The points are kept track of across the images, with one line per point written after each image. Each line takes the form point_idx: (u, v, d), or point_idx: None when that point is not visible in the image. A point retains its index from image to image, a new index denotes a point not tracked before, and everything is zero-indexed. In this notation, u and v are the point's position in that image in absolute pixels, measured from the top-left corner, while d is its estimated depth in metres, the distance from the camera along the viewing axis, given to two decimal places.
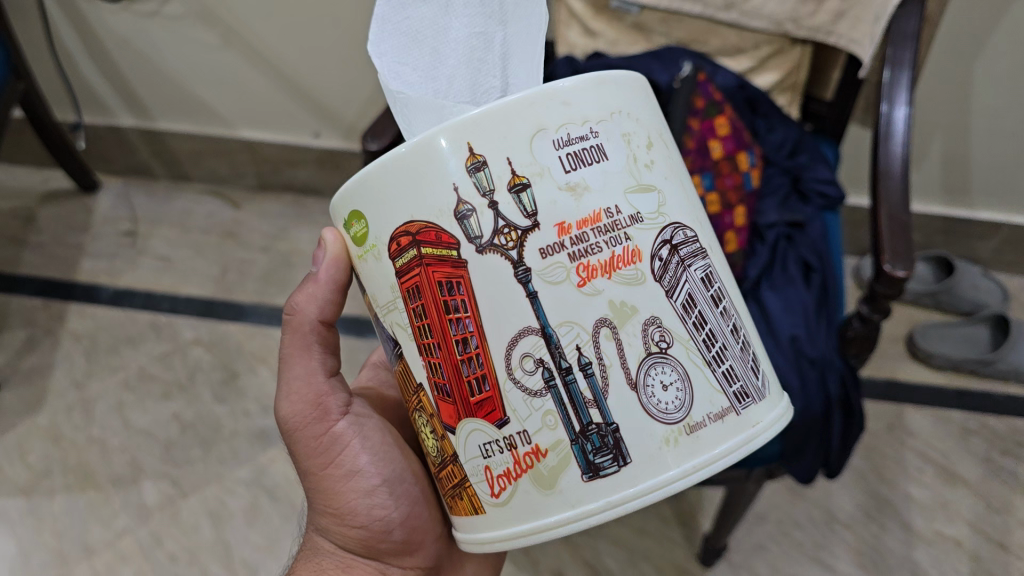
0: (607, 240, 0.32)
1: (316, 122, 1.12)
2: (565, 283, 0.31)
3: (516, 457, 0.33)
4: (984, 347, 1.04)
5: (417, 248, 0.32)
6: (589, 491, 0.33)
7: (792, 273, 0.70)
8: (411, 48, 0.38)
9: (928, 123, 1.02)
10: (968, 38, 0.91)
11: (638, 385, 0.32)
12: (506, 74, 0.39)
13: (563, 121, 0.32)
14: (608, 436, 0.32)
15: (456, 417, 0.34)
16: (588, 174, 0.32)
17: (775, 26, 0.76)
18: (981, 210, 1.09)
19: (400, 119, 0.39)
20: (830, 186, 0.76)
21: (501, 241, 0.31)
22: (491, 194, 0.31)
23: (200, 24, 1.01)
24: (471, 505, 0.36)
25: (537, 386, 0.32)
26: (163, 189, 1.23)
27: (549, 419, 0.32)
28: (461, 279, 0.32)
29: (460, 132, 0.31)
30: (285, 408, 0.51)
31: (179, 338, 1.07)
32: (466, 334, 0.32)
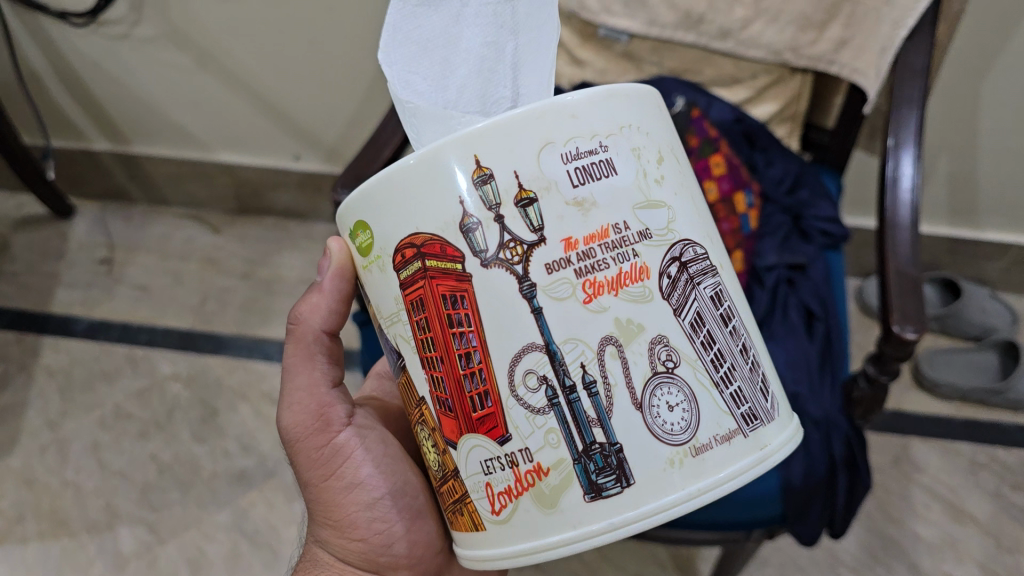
0: (615, 257, 0.30)
1: (296, 144, 1.08)
2: (570, 300, 0.30)
3: (517, 475, 0.31)
4: (993, 375, 1.00)
5: (422, 261, 0.31)
6: (591, 513, 0.31)
7: (794, 323, 0.66)
8: (421, 58, 0.36)
9: (934, 145, 0.97)
10: (976, 58, 0.86)
11: (643, 406, 0.31)
12: (517, 84, 0.35)
13: (573, 133, 0.30)
14: (611, 455, 0.31)
15: (457, 432, 0.33)
16: (597, 189, 0.30)
17: (773, 55, 0.72)
18: (990, 232, 1.04)
19: (408, 128, 0.36)
20: (836, 225, 0.73)
21: (506, 256, 0.30)
22: (498, 208, 0.30)
23: (172, 47, 0.98)
24: (471, 521, 0.34)
25: (540, 404, 0.30)
26: (140, 213, 1.19)
27: (552, 437, 0.31)
28: (465, 294, 0.30)
29: (468, 143, 0.29)
30: (286, 418, 0.50)
31: (156, 374, 1.03)
32: (469, 349, 0.31)
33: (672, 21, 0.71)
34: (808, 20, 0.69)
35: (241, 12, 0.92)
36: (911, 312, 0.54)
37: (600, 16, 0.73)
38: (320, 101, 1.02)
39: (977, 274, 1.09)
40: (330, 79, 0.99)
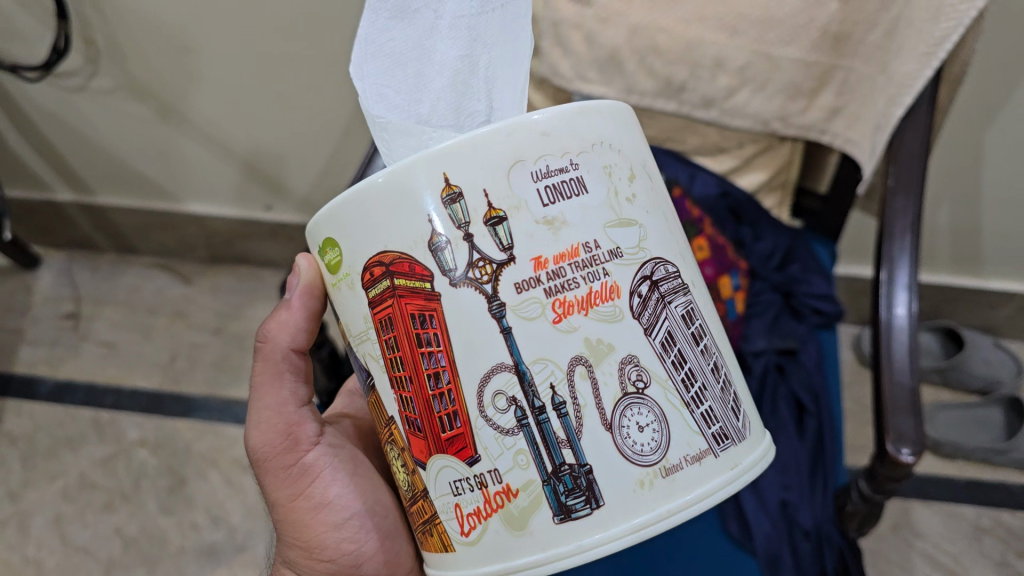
0: (585, 275, 0.30)
1: (267, 195, 1.04)
2: (540, 319, 0.29)
3: (485, 496, 0.31)
4: (998, 432, 0.96)
5: (391, 279, 0.31)
6: (560, 536, 0.30)
7: (783, 417, 0.62)
8: (394, 70, 0.37)
9: (935, 195, 0.92)
10: (980, 111, 0.81)
11: (613, 427, 0.30)
12: (490, 98, 0.37)
13: (542, 152, 0.30)
14: (581, 477, 0.30)
15: (426, 453, 0.32)
16: (566, 208, 0.30)
17: (761, 125, 0.67)
18: (994, 280, 0.99)
19: (380, 142, 0.38)
20: (828, 303, 0.68)
21: (474, 275, 0.29)
22: (467, 226, 0.29)
23: (132, 99, 0.93)
24: (440, 542, 0.33)
25: (510, 425, 0.30)
26: (108, 263, 1.15)
27: (521, 458, 0.30)
28: (433, 312, 0.30)
29: (438, 161, 0.29)
30: (255, 437, 0.51)
31: (123, 439, 0.98)
32: (437, 369, 0.30)
33: (653, 89, 0.67)
34: (798, 88, 0.64)
35: (206, 64, 0.88)
36: (908, 432, 0.50)
37: (575, 84, 0.68)
38: (293, 151, 0.98)
39: (981, 322, 1.04)
40: (300, 128, 0.95)
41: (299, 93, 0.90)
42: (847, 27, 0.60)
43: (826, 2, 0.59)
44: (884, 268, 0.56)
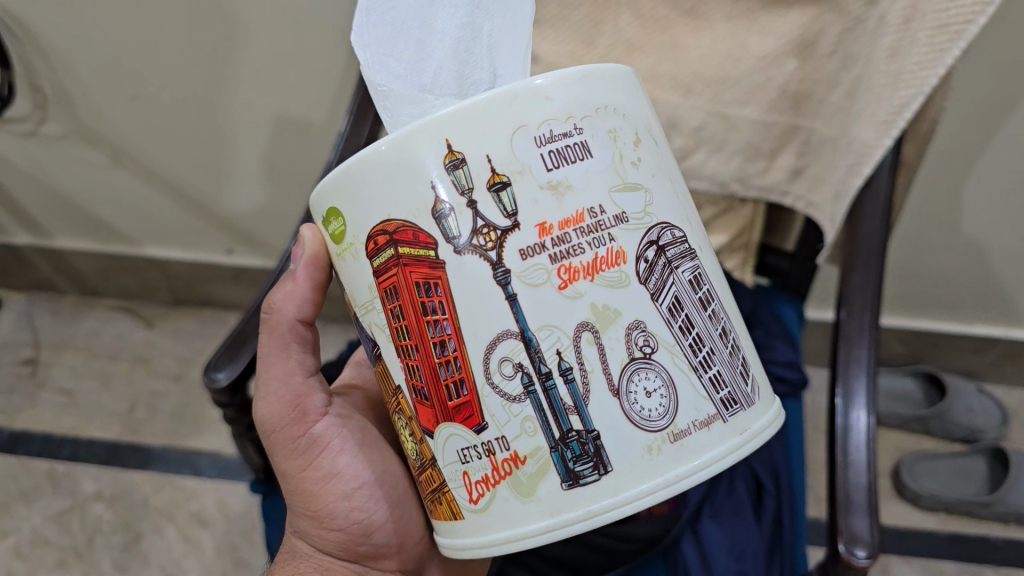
0: (591, 241, 0.30)
1: (228, 240, 1.06)
2: (546, 285, 0.29)
3: (494, 463, 0.31)
4: (982, 484, 0.92)
5: (394, 248, 0.31)
6: (569, 500, 0.31)
7: (739, 498, 0.59)
8: (396, 40, 0.39)
9: (910, 243, 0.89)
10: (956, 159, 0.78)
11: (620, 393, 0.30)
12: (494, 67, 0.39)
13: (545, 116, 0.30)
14: (589, 443, 0.30)
15: (434, 421, 0.32)
16: (571, 173, 0.30)
17: (719, 186, 0.64)
18: (976, 325, 0.97)
19: (383, 112, 0.39)
20: (792, 369, 0.65)
21: (479, 242, 0.29)
22: (470, 192, 0.29)
23: (84, 144, 0.95)
24: (449, 510, 0.33)
25: (516, 392, 0.30)
26: (69, 306, 1.17)
27: (528, 425, 0.30)
28: (438, 280, 0.30)
29: (438, 129, 0.29)
30: (263, 407, 0.49)
31: (78, 493, 0.95)
32: (443, 337, 0.31)
33: None
34: (757, 147, 0.62)
35: (152, 110, 0.89)
36: (863, 533, 0.46)
37: None
38: (250, 196, 0.98)
39: (964, 366, 1.01)
40: (258, 171, 0.95)
41: (256, 137, 0.90)
42: (808, 86, 0.58)
43: (784, 60, 0.57)
44: (838, 388, 0.51)
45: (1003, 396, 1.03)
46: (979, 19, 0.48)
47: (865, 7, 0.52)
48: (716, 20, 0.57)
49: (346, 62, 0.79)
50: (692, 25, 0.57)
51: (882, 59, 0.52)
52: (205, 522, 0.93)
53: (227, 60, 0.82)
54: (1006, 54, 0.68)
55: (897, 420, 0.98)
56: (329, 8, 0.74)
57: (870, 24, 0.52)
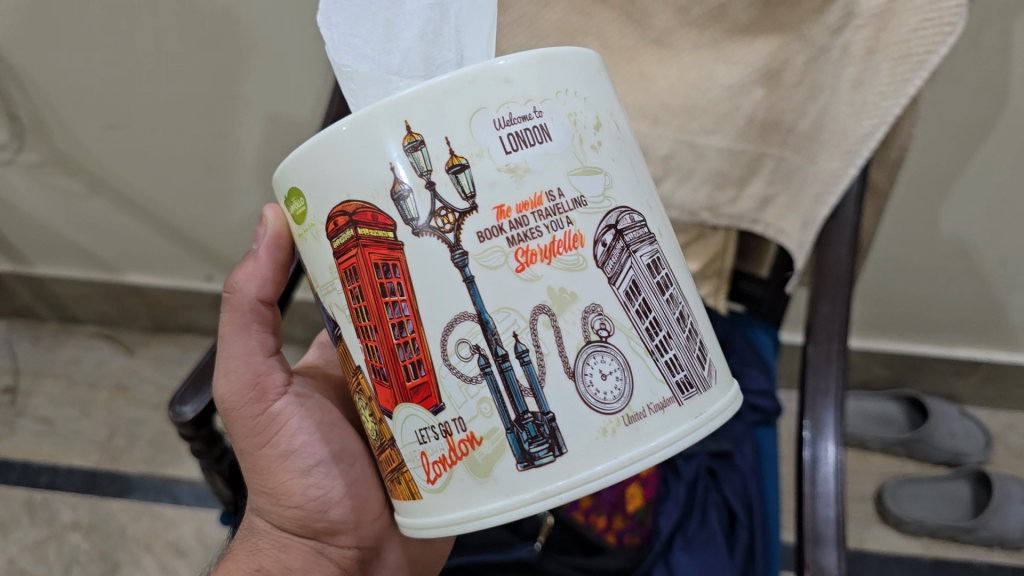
0: (548, 225, 0.30)
1: (208, 266, 1.06)
2: (503, 268, 0.29)
3: (450, 444, 0.31)
4: (964, 508, 0.91)
5: (354, 229, 0.30)
6: (524, 482, 0.30)
7: (711, 529, 0.58)
8: (364, 20, 0.39)
9: (888, 266, 0.89)
10: (930, 182, 0.78)
11: (576, 374, 0.30)
12: (459, 49, 0.40)
13: (505, 99, 0.29)
14: (544, 424, 0.30)
15: (392, 402, 0.32)
16: (530, 156, 0.30)
17: (690, 215, 0.64)
18: (957, 347, 0.97)
19: (347, 86, 0.39)
20: (766, 398, 0.65)
21: (438, 224, 0.29)
22: (429, 174, 0.29)
23: (62, 171, 0.95)
24: (408, 491, 0.33)
25: (473, 373, 0.30)
26: (50, 333, 1.17)
27: (484, 406, 0.30)
28: (397, 262, 0.30)
29: (398, 110, 0.29)
30: (220, 386, 0.48)
31: (55, 522, 0.95)
32: (402, 318, 0.31)
33: None
34: (725, 176, 0.62)
35: (132, 138, 0.90)
36: (831, 565, 0.44)
37: None
38: (229, 222, 0.98)
39: (945, 389, 1.01)
40: (235, 199, 0.95)
41: (233, 165, 0.90)
42: (775, 114, 0.58)
43: (751, 89, 0.57)
44: (807, 419, 0.50)
45: (986, 419, 1.02)
46: (941, 49, 0.47)
47: (830, 36, 0.53)
48: (682, 49, 0.57)
49: (321, 88, 0.79)
50: (658, 55, 0.58)
51: (846, 90, 0.53)
52: (183, 551, 0.92)
53: (203, 89, 0.82)
54: (976, 79, 0.68)
55: (880, 443, 0.97)
56: (300, 36, 0.74)
57: (834, 53, 0.53)
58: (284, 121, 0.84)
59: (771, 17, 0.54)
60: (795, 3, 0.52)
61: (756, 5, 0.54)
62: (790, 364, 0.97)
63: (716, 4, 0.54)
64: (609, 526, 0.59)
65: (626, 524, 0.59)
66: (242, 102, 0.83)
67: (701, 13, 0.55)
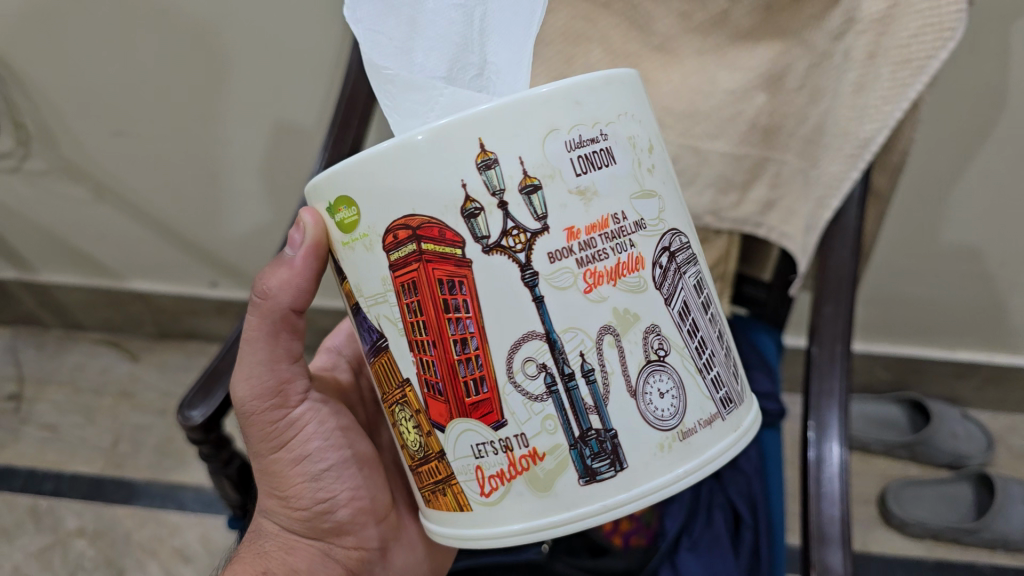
0: (614, 247, 0.30)
1: (212, 273, 1.07)
2: (571, 289, 0.30)
3: (510, 459, 0.31)
4: (967, 510, 0.92)
5: (418, 244, 0.30)
6: (584, 496, 0.31)
7: (717, 530, 0.58)
8: (387, 16, 0.36)
9: (889, 269, 0.90)
10: (931, 185, 0.79)
11: (638, 393, 0.31)
12: (484, 49, 0.35)
13: (576, 121, 0.30)
14: (607, 441, 0.31)
15: (446, 417, 0.32)
16: (598, 178, 0.30)
17: (694, 219, 0.65)
18: (959, 350, 0.97)
19: (382, 90, 0.36)
20: (772, 401, 0.65)
21: (508, 243, 0.29)
22: (502, 193, 0.29)
23: (67, 179, 0.96)
24: (455, 502, 0.33)
25: (539, 391, 0.31)
26: (54, 341, 1.18)
27: (548, 423, 0.31)
28: (464, 279, 0.30)
29: (473, 126, 0.28)
30: (241, 389, 0.47)
31: (60, 529, 0.95)
32: (465, 335, 0.30)
33: None
34: (729, 180, 0.62)
35: (137, 145, 0.90)
36: (837, 565, 0.45)
37: None
38: (234, 228, 0.99)
39: (948, 392, 1.01)
40: (239, 206, 0.95)
41: (237, 172, 0.91)
42: (777, 119, 0.58)
43: (753, 94, 0.57)
44: (812, 419, 0.51)
45: (988, 421, 1.03)
46: (941, 54, 0.48)
47: (831, 42, 0.53)
48: (684, 55, 0.58)
49: (326, 95, 0.80)
50: (661, 60, 0.58)
51: (847, 94, 0.53)
52: (189, 557, 0.92)
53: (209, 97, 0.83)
54: (975, 83, 0.69)
55: (883, 446, 0.98)
56: (305, 43, 0.75)
57: (836, 59, 0.53)
58: (289, 128, 0.84)
59: (773, 23, 0.55)
60: (797, 9, 0.53)
61: (758, 11, 0.54)
62: (793, 368, 0.97)
63: (719, 9, 0.55)
64: (615, 528, 0.59)
65: (633, 524, 0.59)
66: (246, 109, 0.83)
67: (703, 19, 0.56)
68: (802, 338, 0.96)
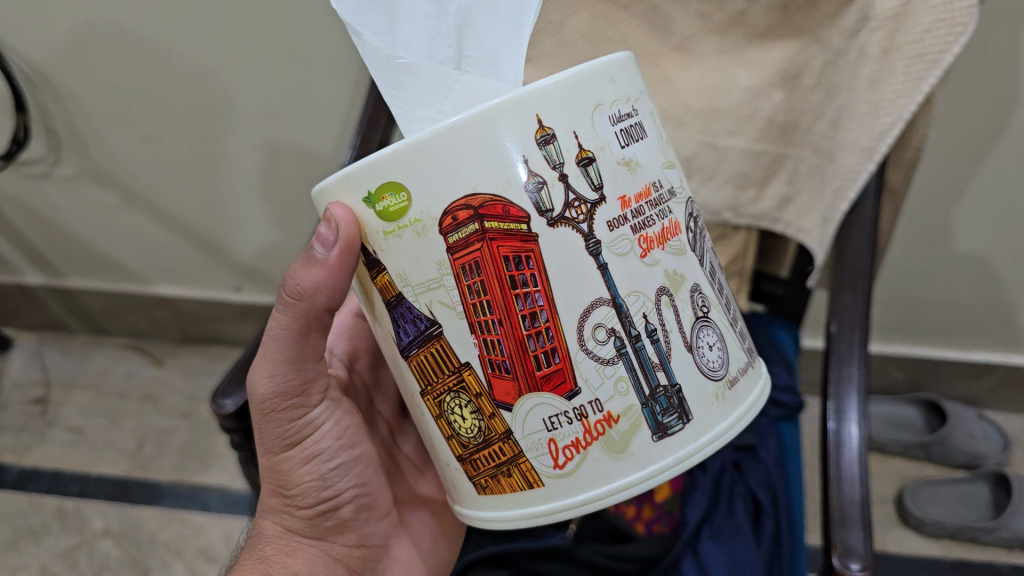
0: (658, 213, 0.33)
1: (236, 277, 1.09)
2: (630, 255, 0.32)
3: (585, 427, 0.33)
4: (984, 510, 0.92)
5: (480, 223, 0.31)
6: (658, 451, 0.34)
7: (738, 519, 0.59)
8: (368, 10, 0.36)
9: (903, 268, 0.91)
10: (944, 185, 0.80)
11: (694, 347, 0.34)
12: (460, 45, 0.37)
13: (614, 97, 0.33)
14: (673, 396, 0.34)
15: (514, 395, 0.33)
16: (638, 149, 0.33)
17: (713, 215, 0.66)
18: (974, 351, 0.98)
19: (393, 86, 0.37)
20: (789, 393, 0.67)
21: (572, 214, 0.31)
22: (561, 166, 0.31)
23: (96, 185, 0.99)
24: (524, 481, 0.35)
25: (610, 355, 0.33)
26: (80, 346, 1.21)
27: (621, 385, 0.33)
28: (530, 254, 0.31)
29: (531, 104, 0.30)
30: (263, 385, 0.46)
31: (86, 529, 0.97)
32: (534, 309, 0.32)
33: None
34: (747, 176, 0.64)
35: (163, 152, 0.93)
36: (857, 546, 0.45)
37: None
38: (258, 235, 1.01)
39: (964, 393, 1.02)
40: (263, 210, 0.98)
41: (261, 179, 0.93)
42: (794, 116, 0.60)
43: (770, 92, 0.59)
44: (831, 403, 0.52)
45: (1004, 422, 1.03)
46: (954, 48, 0.49)
47: (847, 39, 0.55)
48: (703, 55, 0.60)
49: (349, 103, 0.82)
50: (680, 60, 0.60)
51: (863, 90, 0.54)
52: (211, 556, 0.93)
53: (234, 103, 0.85)
54: (988, 84, 0.70)
55: (899, 446, 0.99)
56: (329, 50, 0.77)
57: (851, 56, 0.55)
58: (311, 133, 0.86)
59: (790, 21, 0.56)
60: (813, 8, 0.55)
61: (774, 11, 0.56)
62: (810, 368, 0.99)
63: (736, 10, 0.57)
64: (638, 516, 0.61)
65: (655, 512, 0.61)
66: (270, 114, 0.85)
67: (722, 19, 0.58)
68: (818, 339, 0.97)
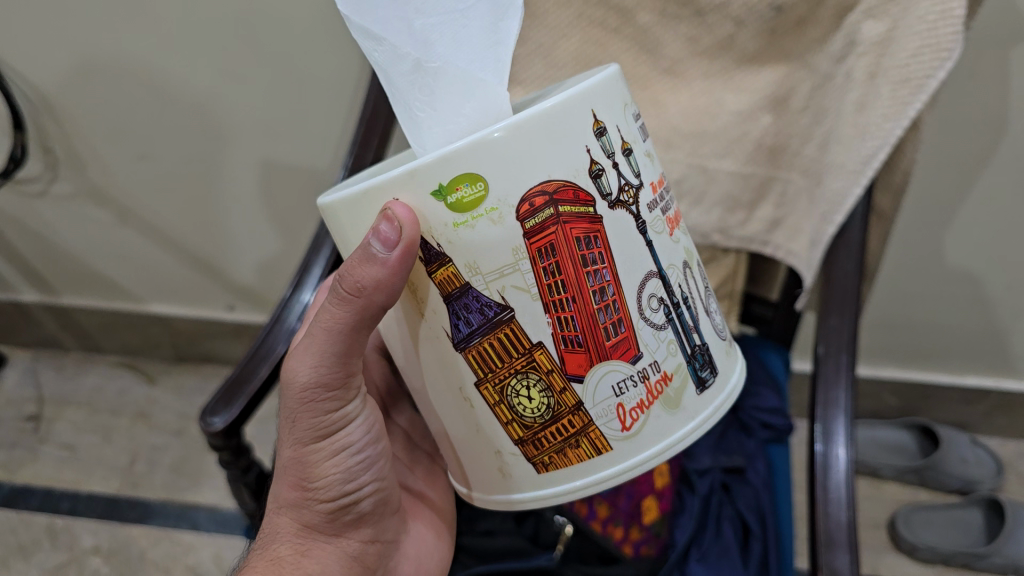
0: (670, 197, 0.37)
1: (230, 296, 1.09)
2: (664, 233, 0.35)
3: (648, 387, 0.35)
4: (977, 534, 0.92)
5: (555, 207, 0.32)
6: (701, 403, 0.37)
7: (726, 541, 0.59)
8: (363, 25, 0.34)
9: (894, 291, 0.91)
10: (935, 207, 0.80)
11: (709, 311, 0.38)
12: (449, 58, 0.35)
13: (630, 94, 0.35)
14: (706, 353, 0.37)
15: (586, 366, 0.34)
16: (650, 141, 0.36)
17: (702, 237, 0.66)
18: (967, 375, 0.98)
19: (419, 90, 0.35)
20: (778, 416, 0.67)
21: (624, 197, 0.34)
22: (613, 155, 0.33)
23: (91, 203, 0.99)
24: (591, 449, 0.36)
25: (662, 321, 0.35)
26: (73, 363, 1.22)
27: (671, 347, 0.36)
28: (598, 233, 0.33)
29: (588, 99, 0.32)
30: (305, 373, 0.44)
31: (75, 547, 0.96)
32: (603, 284, 0.33)
33: None
34: (736, 199, 0.64)
35: (159, 172, 0.93)
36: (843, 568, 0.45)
37: None
38: (254, 255, 1.02)
39: (956, 418, 1.02)
40: (254, 228, 0.98)
41: (254, 198, 0.94)
42: (783, 139, 0.61)
43: (759, 115, 0.60)
44: (818, 424, 0.52)
45: (997, 448, 1.03)
46: (939, 73, 0.50)
47: (834, 64, 0.55)
48: (692, 77, 0.60)
49: (343, 122, 0.82)
50: (669, 83, 0.61)
51: (850, 113, 0.55)
52: None
53: (230, 122, 0.85)
54: (976, 110, 0.71)
55: (893, 471, 0.99)
56: (322, 71, 0.78)
57: (838, 80, 0.55)
58: (305, 151, 0.87)
59: (776, 46, 0.57)
60: (800, 32, 0.55)
61: (762, 35, 0.56)
62: (800, 392, 0.99)
63: (725, 34, 0.57)
64: (626, 537, 0.60)
65: (643, 535, 0.60)
66: (265, 134, 0.86)
67: (710, 43, 0.58)
68: (808, 362, 0.97)
